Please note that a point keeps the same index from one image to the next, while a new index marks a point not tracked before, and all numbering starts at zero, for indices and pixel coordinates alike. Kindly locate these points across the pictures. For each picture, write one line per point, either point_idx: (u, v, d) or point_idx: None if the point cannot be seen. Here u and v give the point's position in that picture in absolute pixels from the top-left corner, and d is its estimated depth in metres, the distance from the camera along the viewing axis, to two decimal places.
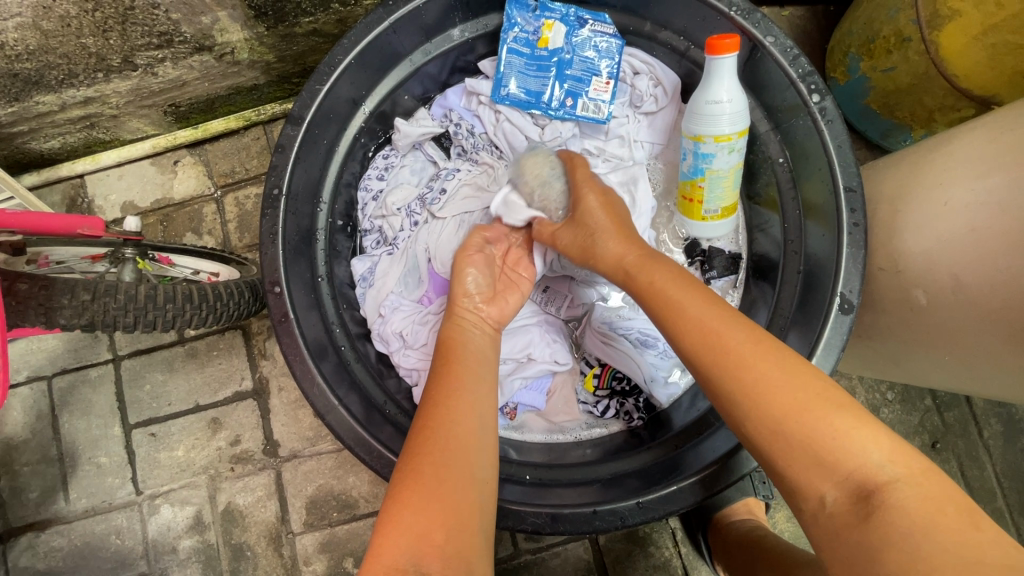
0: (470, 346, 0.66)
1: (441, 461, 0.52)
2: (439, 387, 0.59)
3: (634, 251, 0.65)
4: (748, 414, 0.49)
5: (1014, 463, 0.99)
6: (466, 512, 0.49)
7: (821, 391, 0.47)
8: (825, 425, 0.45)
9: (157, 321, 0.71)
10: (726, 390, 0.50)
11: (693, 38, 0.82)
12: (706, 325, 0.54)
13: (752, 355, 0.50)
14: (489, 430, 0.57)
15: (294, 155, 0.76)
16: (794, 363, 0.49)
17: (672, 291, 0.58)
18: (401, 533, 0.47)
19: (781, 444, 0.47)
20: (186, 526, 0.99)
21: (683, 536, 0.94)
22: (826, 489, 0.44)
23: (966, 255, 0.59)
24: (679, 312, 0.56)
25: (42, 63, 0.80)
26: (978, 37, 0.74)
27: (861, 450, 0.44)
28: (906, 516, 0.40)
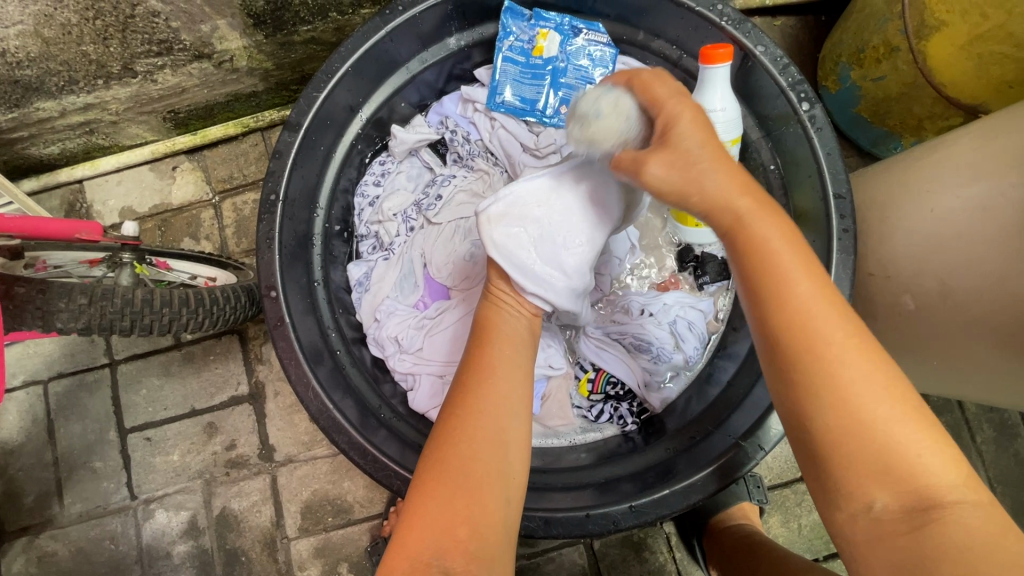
0: (505, 329, 0.63)
1: (467, 455, 0.53)
2: (472, 371, 0.59)
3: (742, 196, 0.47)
4: (823, 412, 0.42)
5: (1006, 468, 0.99)
6: (489, 506, 0.52)
7: (913, 403, 0.42)
8: (908, 445, 0.41)
9: (154, 325, 0.71)
10: (809, 383, 0.42)
11: (685, 47, 0.83)
12: (804, 308, 0.43)
13: (847, 353, 0.42)
14: (516, 420, 0.57)
15: (291, 161, 0.76)
16: (890, 366, 0.43)
17: (782, 254, 0.44)
18: (426, 528, 0.50)
19: (847, 450, 0.41)
20: (180, 531, 0.99)
21: (678, 541, 0.94)
22: (880, 497, 0.41)
23: (953, 263, 0.59)
24: (782, 283, 0.44)
25: (43, 70, 0.81)
26: (963, 48, 0.75)
27: (936, 471, 0.40)
28: (967, 536, 0.39)
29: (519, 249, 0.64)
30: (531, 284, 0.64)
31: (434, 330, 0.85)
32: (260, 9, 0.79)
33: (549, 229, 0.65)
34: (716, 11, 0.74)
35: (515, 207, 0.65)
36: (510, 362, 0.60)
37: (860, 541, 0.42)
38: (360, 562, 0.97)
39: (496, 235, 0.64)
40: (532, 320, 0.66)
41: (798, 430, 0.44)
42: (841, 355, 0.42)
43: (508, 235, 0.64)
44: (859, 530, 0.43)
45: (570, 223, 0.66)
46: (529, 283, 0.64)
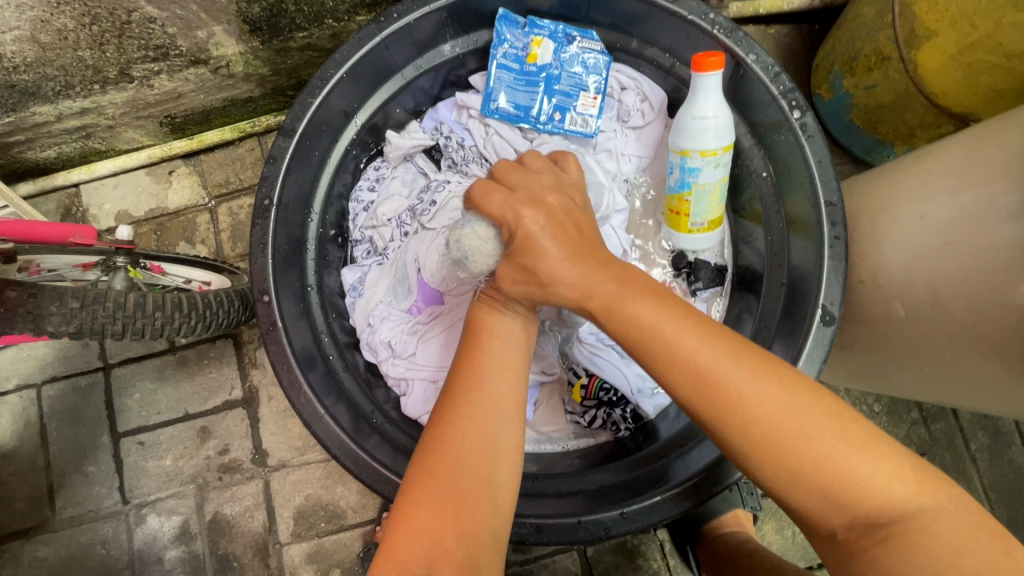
0: (500, 331, 0.63)
1: (455, 461, 0.53)
2: (464, 377, 0.59)
3: (609, 277, 0.53)
4: (756, 459, 0.45)
5: (1000, 476, 0.99)
6: (479, 514, 0.52)
7: (837, 429, 0.44)
8: (844, 471, 0.42)
9: (146, 329, 0.71)
10: (731, 436, 0.46)
11: (677, 55, 0.83)
12: (706, 369, 0.47)
13: (755, 401, 0.45)
14: (509, 427, 0.56)
15: (285, 166, 0.77)
16: (803, 395, 0.46)
17: (667, 331, 0.49)
18: (413, 536, 0.50)
19: (797, 490, 0.44)
20: (172, 535, 0.99)
21: (671, 548, 0.94)
22: (839, 525, 0.43)
23: (942, 271, 0.60)
24: (675, 354, 0.48)
25: (39, 74, 0.81)
26: (954, 57, 0.76)
27: (883, 489, 0.42)
28: (932, 545, 0.39)
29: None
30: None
31: (427, 336, 0.85)
32: (257, 15, 0.80)
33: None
34: (708, 19, 0.75)
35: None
36: (502, 366, 0.60)
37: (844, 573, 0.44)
38: (352, 568, 0.97)
39: None
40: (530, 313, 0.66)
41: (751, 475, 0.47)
42: (747, 404, 0.45)
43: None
44: (841, 564, 0.44)
45: None
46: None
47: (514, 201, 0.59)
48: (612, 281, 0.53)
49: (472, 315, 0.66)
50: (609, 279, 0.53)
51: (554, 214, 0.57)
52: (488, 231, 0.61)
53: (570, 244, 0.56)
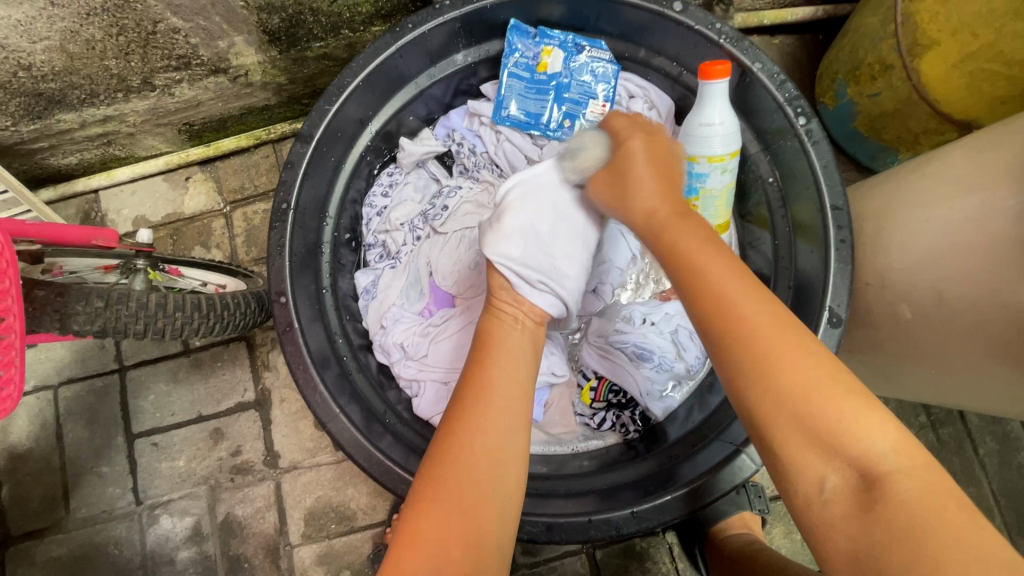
0: (507, 345, 0.64)
1: (461, 474, 0.54)
2: (471, 388, 0.59)
3: (667, 206, 0.57)
4: (753, 390, 0.45)
5: (1009, 481, 0.99)
6: (485, 527, 0.53)
7: (832, 372, 0.44)
8: (833, 411, 0.42)
9: (166, 329, 0.73)
10: (731, 356, 0.46)
11: (685, 64, 0.85)
12: (724, 290, 0.48)
13: (762, 325, 0.46)
14: (517, 439, 0.57)
15: (302, 171, 0.79)
16: (808, 340, 0.45)
17: (697, 254, 0.51)
18: (421, 550, 0.51)
19: (781, 422, 0.44)
20: (184, 536, 0.99)
21: (680, 551, 0.94)
22: (823, 470, 0.42)
23: (947, 274, 0.61)
24: (699, 274, 0.50)
25: (66, 83, 0.84)
26: (957, 65, 0.77)
27: (866, 438, 0.42)
28: (905, 502, 0.39)
29: (521, 262, 0.68)
30: (537, 291, 0.68)
31: (439, 338, 0.86)
32: (276, 25, 0.82)
33: (548, 236, 0.70)
34: (715, 29, 0.77)
35: (517, 216, 0.69)
36: (509, 377, 0.60)
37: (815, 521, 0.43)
38: (362, 570, 0.97)
39: (497, 250, 0.68)
40: (535, 328, 0.67)
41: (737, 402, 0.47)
42: (757, 326, 0.46)
43: (512, 247, 0.68)
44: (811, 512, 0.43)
45: (565, 229, 0.71)
46: (533, 290, 0.68)
47: (634, 127, 0.65)
48: (670, 214, 0.56)
49: (481, 329, 0.67)
50: (670, 210, 0.57)
51: (655, 146, 0.63)
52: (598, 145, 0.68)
53: (658, 173, 0.61)
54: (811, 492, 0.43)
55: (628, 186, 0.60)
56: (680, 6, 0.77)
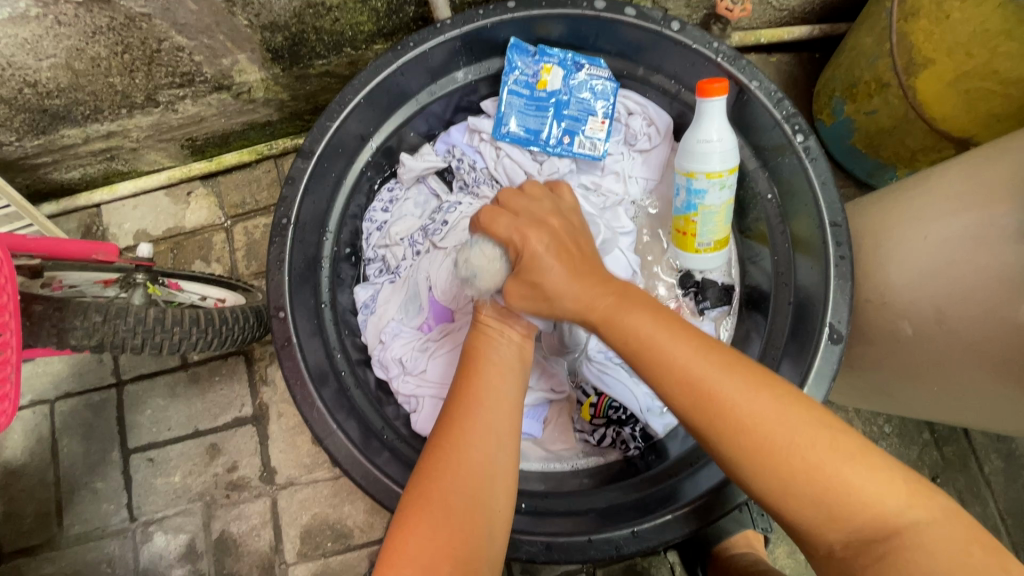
0: (495, 360, 0.63)
1: (449, 488, 0.54)
2: (457, 401, 0.59)
3: (605, 291, 0.56)
4: (758, 476, 0.47)
5: (1015, 499, 0.98)
6: (473, 542, 0.52)
7: (832, 442, 0.46)
8: (840, 482, 0.44)
9: (164, 343, 0.72)
10: (724, 448, 0.48)
11: (683, 81, 0.86)
12: (700, 381, 0.49)
13: (750, 409, 0.47)
14: (504, 454, 0.57)
15: (303, 187, 0.79)
16: (798, 415, 0.47)
17: (661, 342, 0.51)
18: (406, 563, 0.50)
19: (791, 502, 0.46)
20: (178, 554, 0.98)
21: (682, 571, 0.92)
22: (837, 540, 0.45)
23: (947, 289, 0.60)
24: (667, 368, 0.50)
25: (70, 100, 0.85)
26: (949, 83, 0.78)
27: (877, 501, 0.44)
28: (930, 560, 0.41)
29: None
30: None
31: (437, 352, 0.86)
32: (279, 44, 0.83)
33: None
34: (712, 48, 0.78)
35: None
36: (496, 392, 0.60)
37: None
38: None
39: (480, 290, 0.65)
40: (521, 341, 0.66)
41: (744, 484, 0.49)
42: (743, 414, 0.47)
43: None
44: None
45: None
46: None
47: (520, 223, 0.59)
48: (612, 296, 0.55)
49: (467, 348, 0.66)
50: (609, 298, 0.55)
51: (558, 237, 0.59)
52: (494, 252, 0.61)
53: (572, 265, 0.57)
54: (831, 557, 0.46)
55: (549, 289, 0.56)
56: (678, 25, 0.78)
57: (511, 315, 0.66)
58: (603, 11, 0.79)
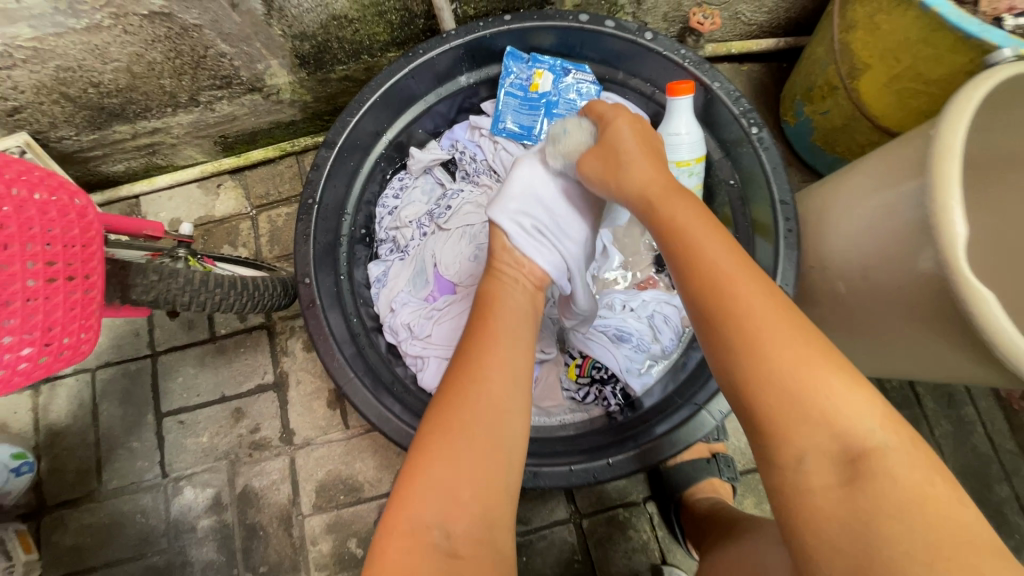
0: (508, 306, 0.74)
1: (469, 419, 0.62)
2: (477, 344, 0.68)
3: (660, 185, 0.69)
4: (746, 364, 0.53)
5: (963, 459, 1.08)
6: (491, 467, 0.60)
7: (824, 356, 0.52)
8: (821, 388, 0.50)
9: (206, 302, 0.84)
10: (727, 334, 0.55)
11: (657, 84, 0.99)
12: (722, 271, 0.58)
13: (755, 305, 0.55)
14: (519, 390, 0.66)
15: (326, 172, 0.92)
16: (802, 325, 0.54)
17: (698, 238, 0.61)
18: (432, 486, 0.58)
19: (770, 396, 0.52)
20: (205, 506, 1.08)
21: (660, 521, 1.02)
22: (809, 448, 0.50)
23: (870, 251, 0.72)
24: (699, 262, 0.59)
25: (126, 98, 0.98)
26: (886, 85, 0.89)
27: (854, 416, 0.49)
28: (892, 480, 0.46)
29: (521, 229, 0.81)
30: (539, 253, 0.81)
31: (441, 319, 0.97)
32: (306, 51, 0.97)
33: (544, 199, 0.84)
34: (679, 54, 0.91)
35: (517, 189, 0.84)
36: (511, 335, 0.70)
37: (793, 490, 0.50)
38: (367, 538, 1.06)
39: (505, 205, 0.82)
40: (531, 292, 0.78)
41: (731, 379, 0.55)
42: (751, 306, 0.55)
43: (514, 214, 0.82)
44: (789, 486, 0.51)
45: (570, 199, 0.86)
46: (534, 252, 0.80)
47: (619, 113, 0.78)
48: (664, 185, 0.69)
49: (484, 289, 0.77)
50: (664, 188, 0.68)
51: (639, 128, 0.76)
52: (585, 130, 0.81)
53: (647, 149, 0.74)
54: (786, 463, 0.51)
55: (625, 165, 0.72)
56: (650, 35, 0.91)
57: (525, 267, 0.80)
58: (587, 23, 0.93)
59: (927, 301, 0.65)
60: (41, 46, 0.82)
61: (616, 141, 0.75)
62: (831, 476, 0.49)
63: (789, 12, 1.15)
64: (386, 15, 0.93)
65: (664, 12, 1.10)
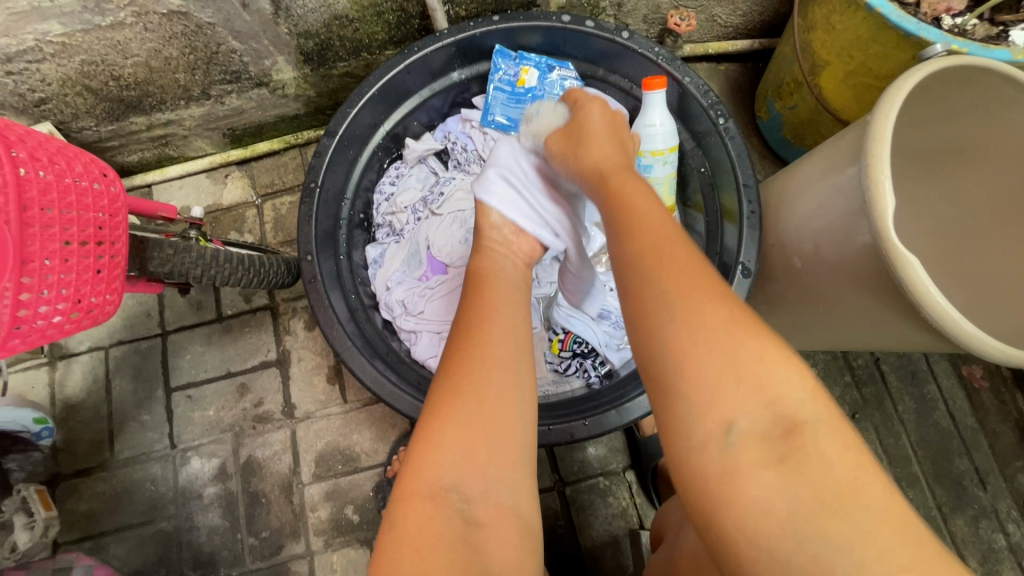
0: (503, 278, 0.75)
1: (477, 383, 0.60)
2: (474, 314, 0.67)
3: (614, 162, 0.74)
4: (673, 325, 0.52)
5: (925, 434, 1.15)
6: (505, 431, 0.59)
7: (750, 325, 0.52)
8: (752, 356, 0.50)
9: (217, 276, 0.92)
10: (658, 298, 0.54)
11: (634, 80, 1.07)
12: (656, 237, 0.58)
13: (684, 270, 0.55)
14: (523, 352, 0.66)
15: (328, 159, 0.99)
16: (727, 296, 0.53)
17: (641, 204, 0.63)
18: (446, 453, 0.57)
19: (698, 360, 0.50)
20: (211, 475, 1.15)
21: (638, 489, 1.09)
22: (736, 420, 0.48)
23: (819, 227, 0.79)
24: (637, 227, 0.60)
25: (143, 92, 1.06)
26: (842, 81, 0.97)
27: (785, 389, 0.49)
28: (824, 456, 0.46)
29: (505, 197, 0.85)
30: (523, 220, 0.84)
31: (433, 297, 1.04)
32: (310, 48, 1.04)
33: (525, 175, 0.89)
34: (653, 52, 0.99)
35: (499, 166, 0.89)
36: (509, 302, 0.70)
37: (723, 470, 0.48)
38: (364, 504, 1.13)
39: (489, 182, 0.86)
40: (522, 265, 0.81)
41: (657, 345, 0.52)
42: (680, 270, 0.55)
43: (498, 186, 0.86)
44: (719, 468, 0.48)
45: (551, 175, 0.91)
46: (521, 220, 0.84)
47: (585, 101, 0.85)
48: (615, 164, 0.73)
49: (476, 266, 0.78)
50: (618, 163, 0.73)
51: (603, 113, 0.83)
52: (557, 111, 0.89)
53: (610, 133, 0.80)
54: (711, 434, 0.48)
55: (588, 142, 0.78)
56: (627, 34, 1.00)
57: (512, 244, 0.83)
58: (569, 23, 1.01)
59: (868, 270, 0.72)
60: (69, 42, 0.90)
61: (585, 122, 0.81)
62: (763, 456, 0.47)
63: (761, 15, 1.23)
64: (384, 15, 1.01)
65: (644, 14, 1.19)
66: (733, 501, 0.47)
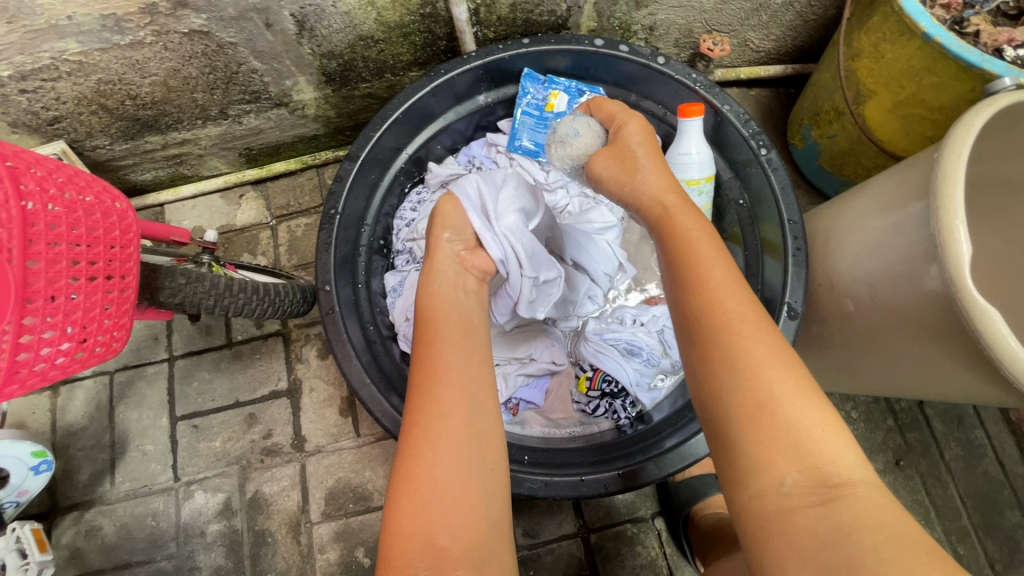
0: (451, 317, 0.64)
1: (433, 462, 0.53)
2: (424, 372, 0.59)
3: (673, 193, 0.67)
4: (742, 387, 0.50)
5: (975, 485, 1.07)
6: (470, 509, 0.52)
7: (806, 388, 0.50)
8: (805, 417, 0.48)
9: (230, 306, 0.87)
10: (729, 357, 0.52)
11: (669, 106, 1.02)
12: (722, 295, 0.55)
13: (753, 332, 0.52)
14: (484, 415, 0.58)
15: (349, 184, 0.95)
16: (794, 365, 0.51)
17: (701, 248, 0.59)
18: (409, 546, 0.49)
19: (759, 424, 0.49)
20: (216, 511, 1.09)
21: (668, 537, 1.02)
22: (787, 471, 0.47)
23: (876, 267, 0.74)
24: (703, 276, 0.56)
25: (160, 111, 1.02)
26: (890, 111, 0.92)
27: (837, 453, 0.47)
28: (865, 509, 0.44)
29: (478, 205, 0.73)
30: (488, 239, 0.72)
31: None
32: (332, 69, 1.01)
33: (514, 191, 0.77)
34: (691, 78, 0.95)
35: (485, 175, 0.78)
36: (463, 344, 0.62)
37: (769, 518, 0.46)
38: (376, 547, 1.06)
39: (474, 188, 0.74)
40: (477, 288, 0.69)
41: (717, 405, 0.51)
42: (748, 332, 0.52)
43: (477, 190, 0.74)
44: (769, 512, 0.47)
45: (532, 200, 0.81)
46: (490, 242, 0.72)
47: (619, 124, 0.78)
48: (673, 196, 0.67)
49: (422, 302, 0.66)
50: (675, 195, 0.67)
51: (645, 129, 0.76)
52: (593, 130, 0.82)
53: (653, 155, 0.73)
54: (766, 487, 0.47)
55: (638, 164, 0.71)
56: (663, 60, 0.96)
57: (468, 259, 0.71)
58: (602, 47, 0.97)
59: (934, 318, 0.66)
60: (86, 60, 0.86)
61: (629, 142, 0.74)
62: (806, 500, 0.46)
63: (797, 40, 1.19)
64: (410, 37, 0.97)
65: (676, 38, 1.15)
66: (779, 543, 0.45)
